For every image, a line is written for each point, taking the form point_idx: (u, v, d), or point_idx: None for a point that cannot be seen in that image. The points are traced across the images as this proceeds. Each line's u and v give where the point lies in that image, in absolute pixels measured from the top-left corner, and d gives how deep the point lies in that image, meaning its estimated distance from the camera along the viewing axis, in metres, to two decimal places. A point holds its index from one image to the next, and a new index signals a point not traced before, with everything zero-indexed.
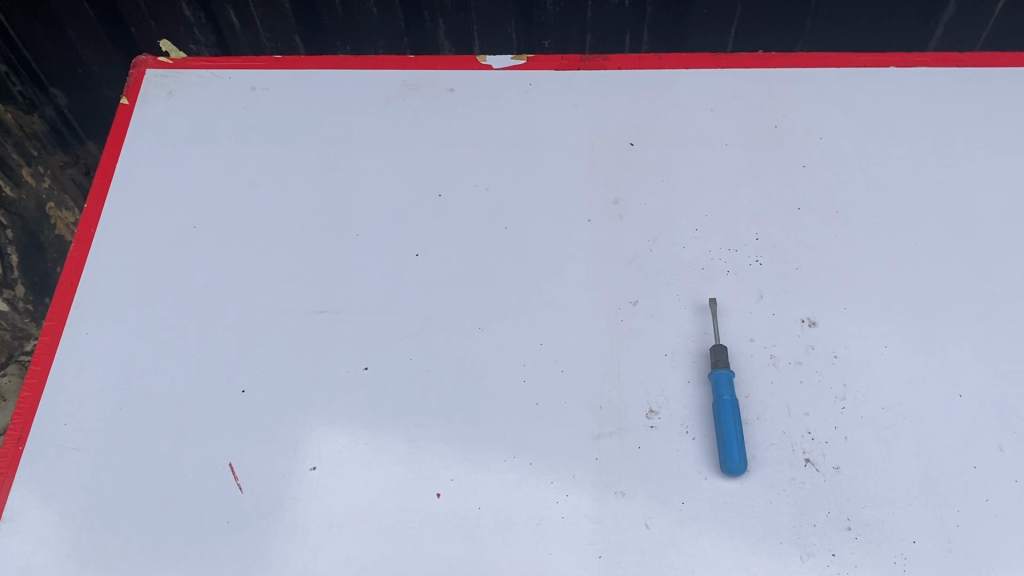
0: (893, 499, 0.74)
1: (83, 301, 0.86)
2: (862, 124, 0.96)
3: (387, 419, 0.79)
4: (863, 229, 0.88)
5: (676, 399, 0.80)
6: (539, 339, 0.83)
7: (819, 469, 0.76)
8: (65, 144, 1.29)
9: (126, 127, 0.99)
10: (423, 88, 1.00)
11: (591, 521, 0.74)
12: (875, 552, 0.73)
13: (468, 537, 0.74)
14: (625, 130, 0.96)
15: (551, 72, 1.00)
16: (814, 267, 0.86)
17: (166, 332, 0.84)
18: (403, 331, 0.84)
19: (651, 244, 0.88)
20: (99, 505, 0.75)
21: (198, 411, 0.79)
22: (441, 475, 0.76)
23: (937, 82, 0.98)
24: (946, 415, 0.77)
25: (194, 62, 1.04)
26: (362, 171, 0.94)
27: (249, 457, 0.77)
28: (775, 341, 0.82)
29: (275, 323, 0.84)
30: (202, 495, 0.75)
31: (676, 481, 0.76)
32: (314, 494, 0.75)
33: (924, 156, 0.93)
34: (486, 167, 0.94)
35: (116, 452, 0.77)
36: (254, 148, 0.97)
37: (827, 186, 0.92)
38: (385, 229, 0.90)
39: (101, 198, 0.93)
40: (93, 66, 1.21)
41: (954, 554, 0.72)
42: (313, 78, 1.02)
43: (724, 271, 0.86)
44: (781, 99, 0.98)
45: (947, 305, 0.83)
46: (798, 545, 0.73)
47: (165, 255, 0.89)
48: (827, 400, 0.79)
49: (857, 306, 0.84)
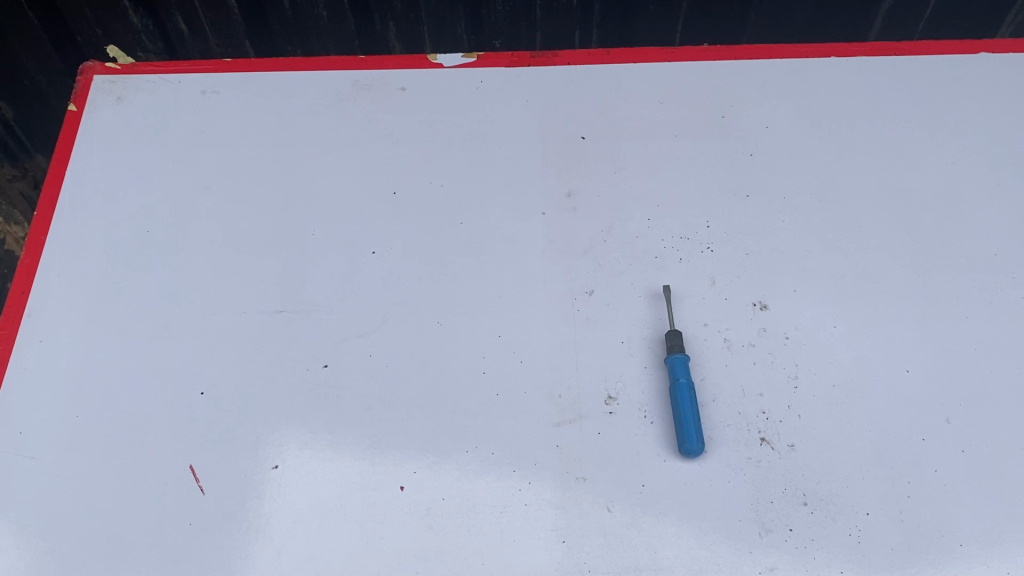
0: (846, 474, 0.77)
1: (37, 311, 0.88)
2: (804, 114, 1.01)
3: (347, 415, 0.81)
4: (808, 215, 0.93)
5: (633, 384, 0.82)
6: (496, 330, 0.85)
7: (774, 448, 0.78)
8: (13, 157, 1.25)
9: (75, 134, 1.00)
10: (374, 88, 1.04)
11: (554, 506, 0.76)
12: (832, 525, 0.75)
13: (432, 527, 0.75)
14: (575, 124, 1.01)
15: (501, 70, 1.05)
16: (764, 252, 0.90)
17: (123, 339, 0.86)
18: (362, 328, 0.86)
19: (606, 234, 0.92)
20: (58, 511, 0.76)
21: (159, 415, 0.81)
22: (404, 468, 0.78)
23: (873, 72, 1.05)
24: (894, 389, 0.81)
25: (142, 67, 1.07)
26: (318, 174, 0.97)
27: (212, 459, 0.79)
28: (728, 324, 0.85)
29: (235, 326, 0.86)
30: (166, 497, 0.77)
31: (635, 465, 0.77)
32: (277, 493, 0.77)
33: (864, 144, 0.99)
34: (443, 166, 0.97)
35: (75, 459, 0.79)
36: (209, 152, 0.99)
37: (773, 174, 0.96)
38: (342, 229, 0.93)
39: (52, 203, 0.95)
40: (38, 76, 1.15)
41: (906, 524, 0.75)
42: (264, 81, 1.05)
43: (677, 259, 0.90)
44: (726, 92, 1.03)
45: (891, 286, 0.88)
46: (756, 522, 0.75)
47: (121, 262, 0.91)
48: (780, 379, 0.82)
49: (806, 289, 0.88)
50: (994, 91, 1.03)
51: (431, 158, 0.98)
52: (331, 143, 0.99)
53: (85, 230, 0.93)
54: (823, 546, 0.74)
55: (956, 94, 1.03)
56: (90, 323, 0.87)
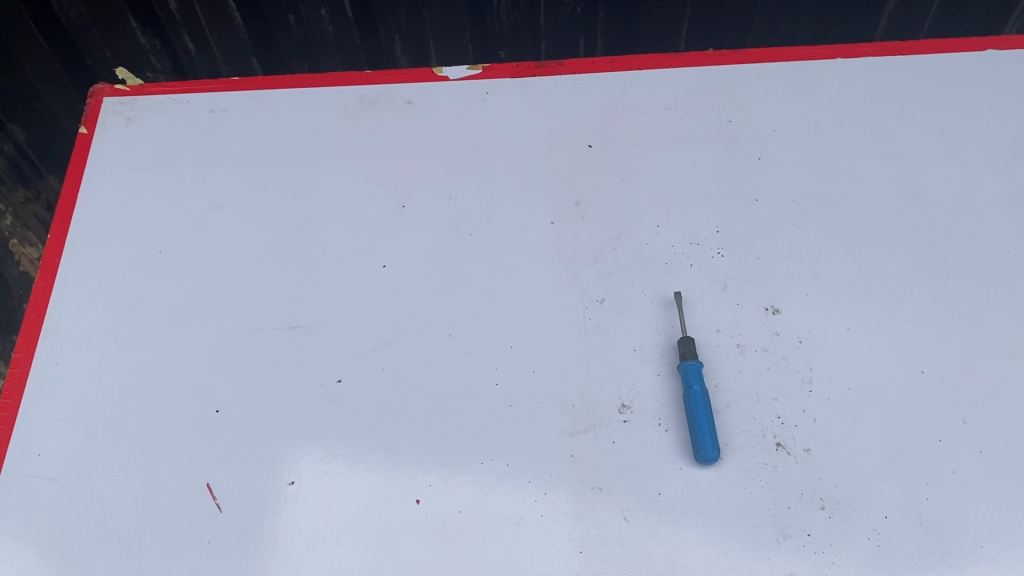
0: (864, 477, 0.77)
1: (51, 335, 0.88)
2: (810, 117, 1.01)
3: (362, 429, 0.81)
4: (817, 217, 0.93)
5: (646, 391, 0.82)
6: (507, 341, 0.85)
7: (790, 453, 0.78)
8: (25, 179, 1.27)
9: (85, 155, 1.01)
10: (380, 102, 1.04)
11: (570, 517, 0.76)
12: (850, 529, 0.74)
13: (449, 541, 0.75)
14: (581, 133, 1.01)
15: (506, 80, 1.05)
16: (775, 256, 0.90)
17: (137, 359, 0.86)
18: (374, 342, 0.86)
19: (614, 242, 0.92)
20: (75, 533, 0.77)
21: (174, 434, 0.82)
22: (419, 482, 0.78)
23: (879, 72, 1.05)
24: (910, 390, 0.81)
25: (150, 88, 1.07)
26: (327, 189, 0.97)
27: (228, 477, 0.79)
28: (741, 330, 0.85)
29: (248, 343, 0.87)
30: (183, 516, 0.77)
31: (651, 473, 0.77)
32: (293, 508, 0.77)
33: (872, 145, 0.98)
34: (451, 177, 0.98)
35: (92, 480, 0.79)
36: (219, 170, 1.00)
37: (781, 177, 0.96)
38: (351, 244, 0.93)
39: (64, 225, 0.96)
40: (47, 96, 1.16)
41: (925, 527, 0.74)
42: (271, 98, 1.06)
43: (687, 265, 0.90)
44: (733, 96, 1.03)
45: (903, 286, 0.88)
46: (775, 528, 0.75)
47: (134, 282, 0.92)
48: (794, 383, 0.82)
49: (818, 292, 0.88)
50: (1002, 87, 1.03)
51: (439, 170, 0.98)
52: (339, 159, 1.00)
53: (99, 252, 0.94)
54: (842, 551, 0.73)
55: (963, 92, 1.02)
56: (105, 344, 0.88)
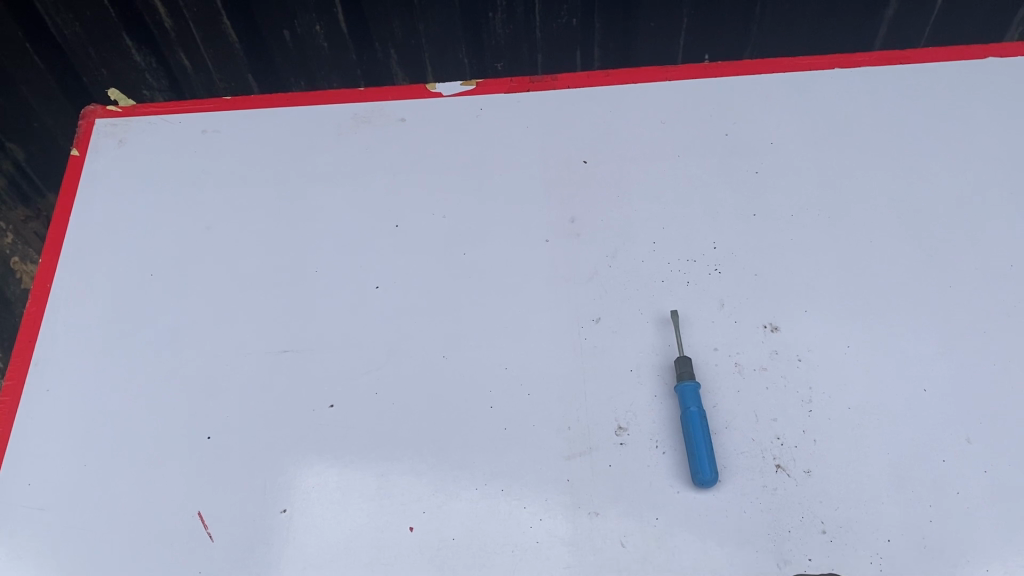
0: (866, 499, 0.75)
1: (43, 361, 0.88)
2: (809, 128, 1.00)
3: (355, 455, 0.80)
4: (817, 231, 0.91)
5: (643, 413, 0.80)
6: (502, 363, 0.84)
7: (790, 474, 0.77)
8: (25, 197, 1.23)
9: (77, 179, 1.01)
10: (374, 120, 1.03)
11: (566, 543, 0.74)
12: (853, 553, 0.73)
13: (443, 569, 0.74)
14: (577, 148, 0.99)
15: (501, 96, 1.04)
16: (773, 272, 0.89)
17: (128, 384, 0.86)
18: (367, 365, 0.85)
19: (610, 260, 0.90)
20: (65, 563, 0.76)
21: (165, 462, 0.81)
22: (412, 509, 0.77)
23: (877, 81, 1.03)
24: (912, 409, 0.79)
25: (144, 110, 1.07)
26: (320, 210, 0.97)
27: (219, 505, 0.78)
28: (739, 349, 0.84)
29: (240, 368, 0.86)
30: (174, 545, 0.76)
31: (648, 498, 0.76)
32: (286, 537, 0.76)
33: (872, 156, 0.97)
34: (444, 196, 0.97)
35: (83, 509, 0.79)
36: (211, 191, 0.99)
37: (779, 190, 0.95)
38: (344, 266, 0.92)
39: (56, 250, 0.95)
40: (46, 116, 1.15)
41: (929, 550, 0.72)
42: (264, 117, 1.05)
43: (684, 282, 0.88)
44: (730, 108, 1.02)
45: (904, 302, 0.86)
46: (775, 553, 0.73)
47: (126, 306, 0.91)
48: (794, 403, 0.80)
49: (817, 309, 0.86)
50: (1003, 97, 1.01)
51: (432, 189, 0.97)
52: (331, 178, 0.99)
53: (91, 277, 0.93)
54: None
55: (964, 100, 1.01)
56: (97, 370, 0.87)
